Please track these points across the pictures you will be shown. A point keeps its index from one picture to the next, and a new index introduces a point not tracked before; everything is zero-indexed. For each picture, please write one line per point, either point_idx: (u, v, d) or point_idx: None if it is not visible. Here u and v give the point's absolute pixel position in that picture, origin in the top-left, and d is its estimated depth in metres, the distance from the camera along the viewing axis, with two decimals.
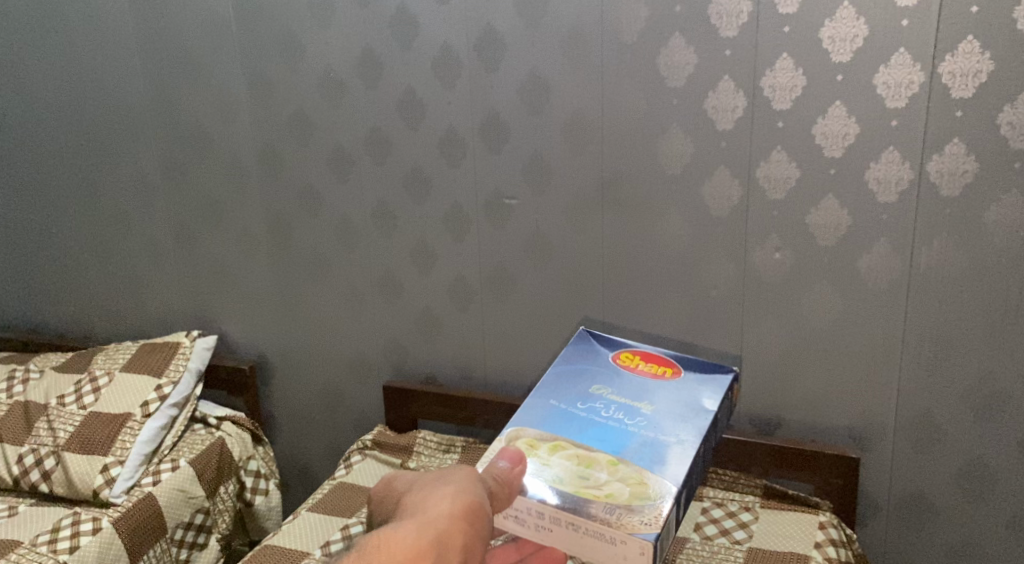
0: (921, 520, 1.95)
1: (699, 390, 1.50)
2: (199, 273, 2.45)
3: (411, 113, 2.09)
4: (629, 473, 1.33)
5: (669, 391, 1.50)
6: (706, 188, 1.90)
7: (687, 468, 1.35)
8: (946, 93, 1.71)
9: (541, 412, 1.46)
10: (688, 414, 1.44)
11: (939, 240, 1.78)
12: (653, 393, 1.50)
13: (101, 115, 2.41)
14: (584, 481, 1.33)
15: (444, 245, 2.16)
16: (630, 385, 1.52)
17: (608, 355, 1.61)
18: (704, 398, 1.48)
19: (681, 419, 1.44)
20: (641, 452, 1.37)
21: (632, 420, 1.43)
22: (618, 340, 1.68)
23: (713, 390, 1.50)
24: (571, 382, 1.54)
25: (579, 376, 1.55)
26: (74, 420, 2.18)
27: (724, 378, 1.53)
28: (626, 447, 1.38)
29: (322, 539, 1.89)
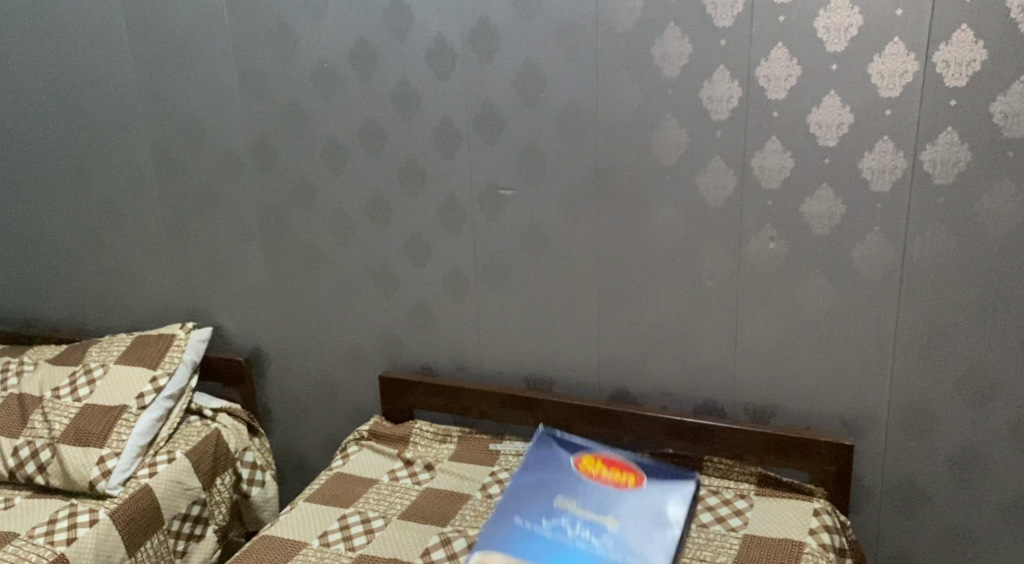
0: (914, 507, 1.97)
1: (659, 500, 1.82)
2: (193, 265, 2.44)
3: (405, 104, 2.08)
4: None
5: (631, 502, 1.81)
6: (700, 178, 1.91)
7: None
8: (940, 82, 1.71)
9: (512, 535, 1.74)
10: (652, 532, 1.74)
11: (932, 229, 1.79)
12: (616, 504, 1.80)
13: (93, 108, 2.39)
14: None
15: (439, 236, 2.16)
16: (594, 498, 1.82)
17: (571, 464, 1.93)
18: (667, 509, 1.80)
19: (645, 538, 1.73)
20: None
21: (599, 539, 1.72)
22: (578, 441, 2.02)
23: (677, 499, 1.82)
24: (538, 496, 1.84)
25: (544, 490, 1.85)
26: (69, 412, 2.17)
27: (682, 486, 1.85)
28: None
29: (320, 529, 1.90)
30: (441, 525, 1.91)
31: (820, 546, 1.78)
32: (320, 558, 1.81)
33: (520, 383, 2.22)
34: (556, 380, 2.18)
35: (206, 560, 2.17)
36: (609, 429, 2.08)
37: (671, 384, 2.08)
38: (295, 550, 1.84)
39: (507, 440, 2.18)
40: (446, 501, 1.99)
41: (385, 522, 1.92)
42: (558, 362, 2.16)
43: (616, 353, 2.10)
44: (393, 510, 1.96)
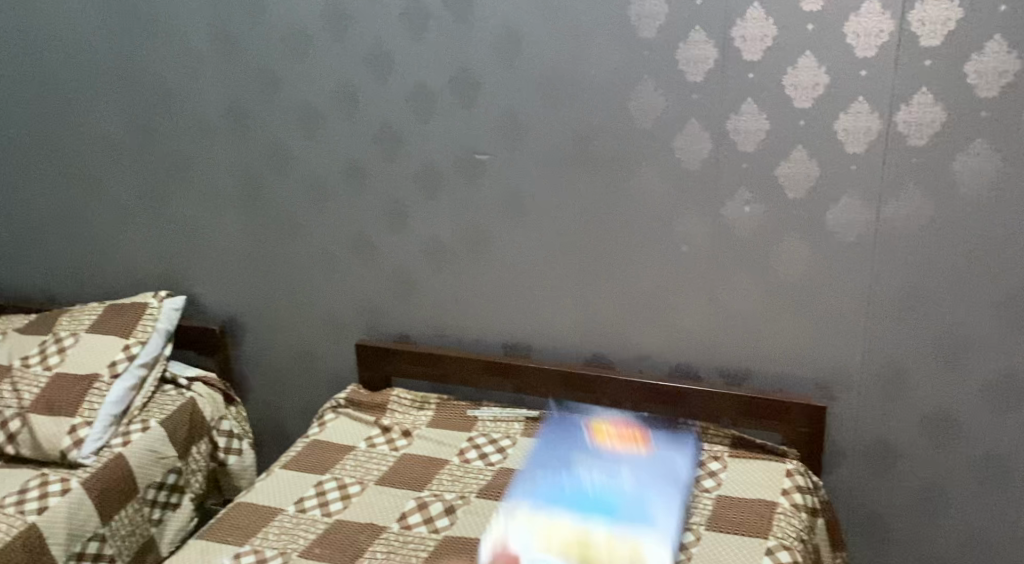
0: (886, 467, 1.99)
1: (672, 463, 1.90)
2: (165, 232, 2.41)
3: (378, 67, 2.05)
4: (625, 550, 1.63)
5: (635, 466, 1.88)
6: (677, 141, 1.89)
7: (671, 520, 1.73)
8: (916, 41, 1.70)
9: (538, 500, 1.79)
10: (658, 482, 1.83)
11: (907, 190, 1.79)
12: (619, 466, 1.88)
13: (60, 72, 2.34)
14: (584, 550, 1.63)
15: (415, 202, 2.14)
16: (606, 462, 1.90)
17: (582, 436, 2.02)
18: (674, 469, 1.88)
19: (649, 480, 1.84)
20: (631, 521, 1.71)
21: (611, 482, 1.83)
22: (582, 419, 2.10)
23: (678, 461, 1.91)
24: (562, 452, 1.96)
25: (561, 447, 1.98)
26: (40, 381, 2.15)
27: (686, 448, 1.96)
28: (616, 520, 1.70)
29: (296, 496, 1.90)
30: (418, 489, 1.91)
31: (792, 506, 1.80)
32: (296, 524, 1.81)
33: (498, 349, 2.21)
34: (533, 346, 2.17)
35: (183, 527, 2.16)
36: (586, 393, 2.08)
37: (649, 349, 2.08)
38: (270, 517, 1.83)
39: (485, 406, 2.17)
40: (423, 466, 1.99)
41: (362, 488, 1.92)
42: (536, 327, 2.16)
43: (593, 318, 2.10)
44: (370, 476, 1.96)
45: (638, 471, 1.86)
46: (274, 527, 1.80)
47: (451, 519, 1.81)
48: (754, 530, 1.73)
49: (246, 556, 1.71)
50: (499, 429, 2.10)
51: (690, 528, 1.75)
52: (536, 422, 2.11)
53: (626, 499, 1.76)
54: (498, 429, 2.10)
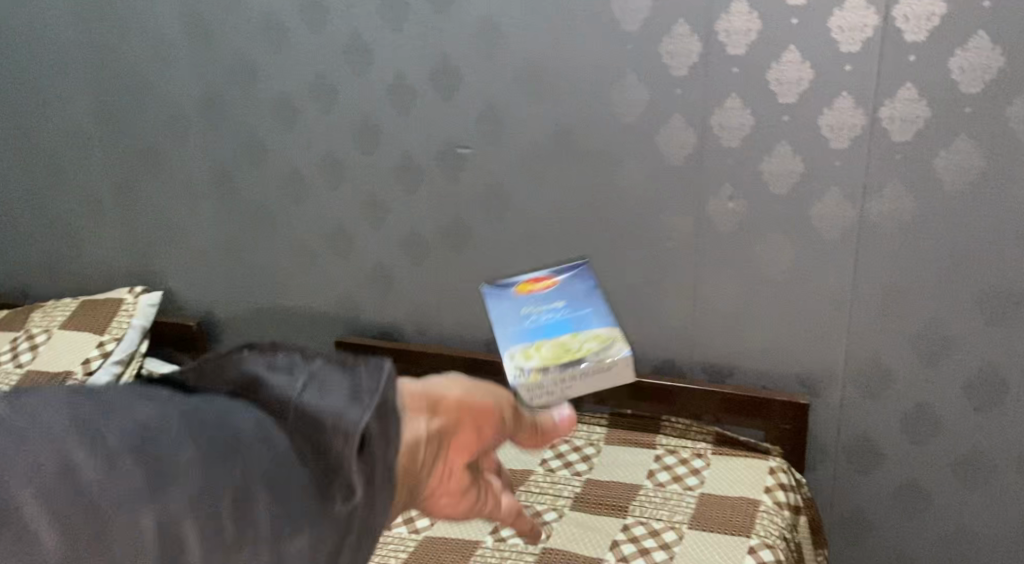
0: (868, 464, 1.98)
1: (577, 286, 1.90)
2: (141, 227, 2.37)
3: (358, 59, 2.01)
4: (595, 336, 1.71)
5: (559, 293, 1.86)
6: (661, 136, 1.88)
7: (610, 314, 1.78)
8: (900, 36, 1.69)
9: (506, 331, 1.75)
10: (580, 294, 1.86)
11: (891, 186, 1.78)
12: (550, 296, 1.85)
13: (32, 63, 2.30)
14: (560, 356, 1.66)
15: (396, 197, 2.11)
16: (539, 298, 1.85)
17: (509, 292, 1.90)
18: (575, 282, 1.90)
19: (579, 296, 1.85)
20: (581, 324, 1.75)
21: (553, 307, 1.80)
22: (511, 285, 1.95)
23: (582, 281, 1.91)
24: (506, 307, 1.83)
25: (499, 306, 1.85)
26: (11, 379, 2.11)
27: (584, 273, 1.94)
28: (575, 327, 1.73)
29: None
30: None
31: (775, 504, 1.79)
32: None
33: (480, 346, 2.19)
34: None
35: None
36: None
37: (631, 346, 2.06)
38: None
39: None
40: None
41: None
42: None
43: None
44: None
45: (565, 293, 1.86)
46: None
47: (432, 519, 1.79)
48: (736, 528, 1.72)
49: None
50: None
51: (673, 526, 1.74)
52: None
53: (582, 320, 1.78)
54: None
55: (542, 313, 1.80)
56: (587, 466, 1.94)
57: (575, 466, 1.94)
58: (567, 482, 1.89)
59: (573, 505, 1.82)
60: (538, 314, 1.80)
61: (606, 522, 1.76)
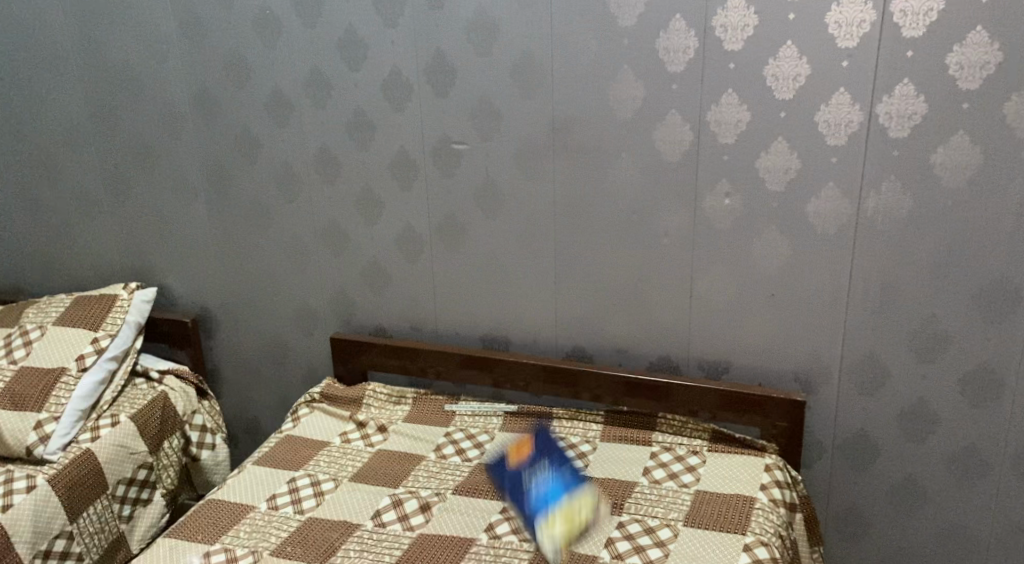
0: (864, 462, 1.98)
1: (547, 444, 1.92)
2: (135, 223, 2.36)
3: (352, 54, 2.00)
4: (588, 498, 1.78)
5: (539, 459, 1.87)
6: (656, 132, 1.87)
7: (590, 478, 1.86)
8: (897, 32, 1.68)
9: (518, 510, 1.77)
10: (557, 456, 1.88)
11: (887, 183, 1.77)
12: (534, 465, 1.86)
13: (24, 57, 2.28)
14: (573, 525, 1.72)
15: (390, 192, 2.10)
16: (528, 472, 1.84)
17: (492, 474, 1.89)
18: (544, 442, 1.92)
19: (558, 458, 1.88)
20: (575, 489, 1.79)
21: (547, 478, 1.81)
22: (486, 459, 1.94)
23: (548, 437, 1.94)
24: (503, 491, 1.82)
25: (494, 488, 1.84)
26: (5, 374, 2.10)
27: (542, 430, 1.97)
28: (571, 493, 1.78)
29: (268, 493, 1.86)
30: (392, 486, 1.88)
31: (770, 502, 1.78)
32: (267, 522, 1.78)
33: (475, 343, 2.18)
34: (510, 339, 2.15)
35: (154, 524, 2.13)
36: (565, 387, 2.05)
37: (627, 342, 2.06)
38: (241, 515, 1.80)
39: (462, 401, 2.15)
40: (398, 462, 1.96)
41: (335, 484, 1.89)
42: (513, 320, 2.13)
43: (571, 310, 2.07)
44: (344, 472, 1.93)
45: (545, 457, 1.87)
46: (245, 525, 1.77)
47: (427, 515, 1.79)
48: (731, 526, 1.71)
49: (216, 555, 1.68)
50: (476, 424, 2.08)
51: (668, 524, 1.73)
52: (515, 416, 2.08)
53: (569, 486, 1.81)
54: (476, 424, 2.08)
55: (538, 485, 1.80)
56: (583, 463, 1.93)
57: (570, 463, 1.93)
58: None
59: None
60: (535, 486, 1.80)
61: (601, 520, 1.76)
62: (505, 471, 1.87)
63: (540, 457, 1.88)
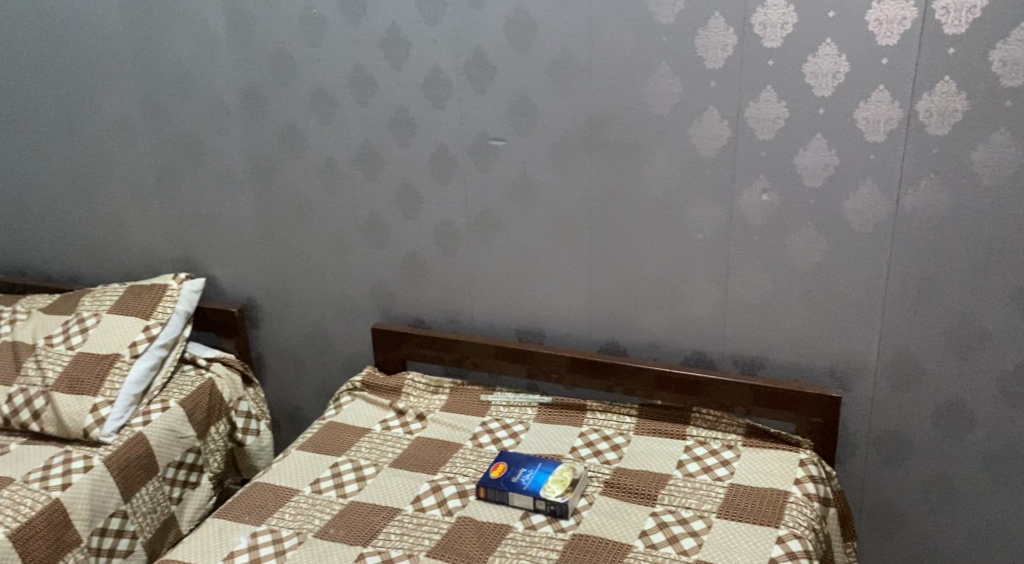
0: (898, 458, 1.98)
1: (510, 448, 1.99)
2: (184, 215, 2.43)
3: (395, 51, 2.05)
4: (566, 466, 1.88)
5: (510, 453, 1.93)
6: (694, 129, 1.88)
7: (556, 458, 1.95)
8: (939, 29, 1.68)
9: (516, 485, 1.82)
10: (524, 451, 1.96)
11: (926, 180, 1.77)
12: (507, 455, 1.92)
13: (79, 54, 2.36)
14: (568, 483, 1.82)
15: (430, 187, 2.15)
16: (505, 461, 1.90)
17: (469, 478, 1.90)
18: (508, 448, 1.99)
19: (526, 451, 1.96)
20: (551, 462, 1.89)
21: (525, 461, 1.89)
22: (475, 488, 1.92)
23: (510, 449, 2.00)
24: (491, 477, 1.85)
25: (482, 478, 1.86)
26: (63, 360, 2.19)
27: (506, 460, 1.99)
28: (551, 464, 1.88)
29: (312, 477, 1.92)
30: (430, 473, 1.93)
31: (804, 496, 1.80)
32: (311, 505, 1.84)
33: (512, 335, 2.22)
34: (547, 332, 2.18)
35: (202, 506, 2.21)
36: (600, 379, 2.08)
37: (661, 336, 2.08)
38: (286, 497, 1.86)
39: (498, 391, 2.19)
40: (436, 450, 2.01)
41: (376, 470, 1.94)
42: (549, 313, 2.16)
43: (607, 304, 2.10)
44: (384, 458, 1.99)
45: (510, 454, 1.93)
46: (290, 507, 1.83)
47: (464, 501, 1.84)
48: (765, 519, 1.73)
49: (262, 535, 1.74)
50: (512, 415, 2.12)
51: (701, 515, 1.76)
52: (549, 408, 2.12)
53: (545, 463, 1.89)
54: (512, 415, 2.12)
55: (523, 477, 1.84)
56: (617, 455, 1.96)
57: (604, 455, 1.96)
58: (598, 470, 1.91)
59: (605, 491, 1.85)
60: (521, 479, 1.83)
61: (635, 511, 1.79)
62: (496, 487, 1.82)
63: (505, 455, 1.92)
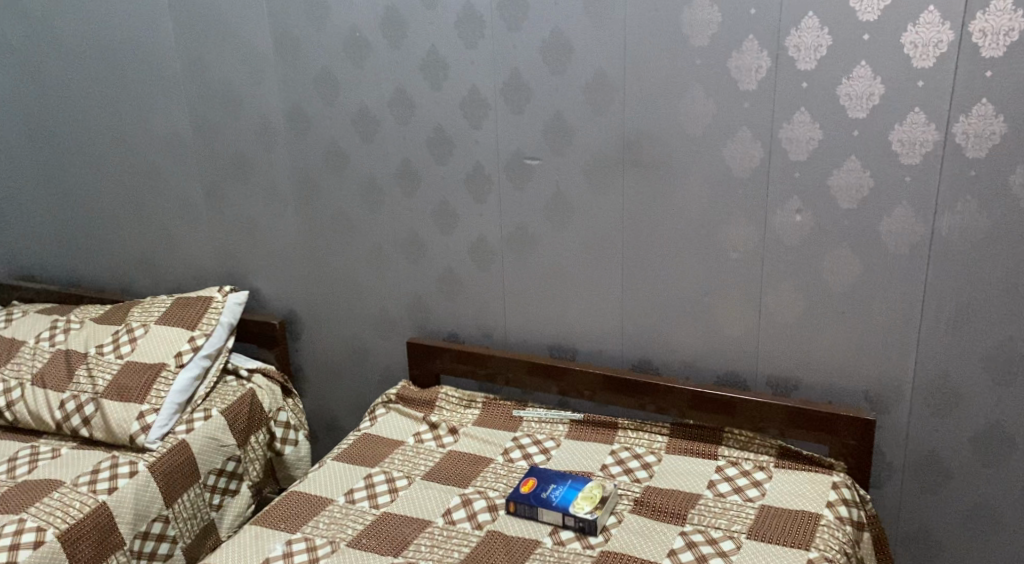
0: (936, 484, 1.96)
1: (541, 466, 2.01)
2: (231, 230, 2.51)
3: (434, 73, 2.10)
4: (596, 483, 1.89)
5: (541, 469, 1.95)
6: (728, 149, 1.90)
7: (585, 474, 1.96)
8: (976, 52, 1.68)
9: (546, 500, 1.83)
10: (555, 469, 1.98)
11: (963, 202, 1.76)
12: (538, 471, 1.94)
13: (133, 74, 2.46)
14: (597, 499, 1.83)
15: (467, 205, 2.19)
16: (536, 476, 1.92)
17: (500, 494, 1.92)
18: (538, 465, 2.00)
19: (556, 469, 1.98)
20: (581, 478, 1.91)
21: (556, 477, 1.91)
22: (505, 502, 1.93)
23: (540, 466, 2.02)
24: (521, 491, 1.87)
25: (513, 492, 1.88)
26: (112, 368, 2.27)
27: None
28: (581, 481, 1.89)
29: (346, 487, 1.97)
30: (462, 486, 1.96)
31: (837, 519, 1.79)
32: (345, 515, 1.88)
33: (546, 351, 2.25)
34: (581, 349, 2.20)
35: (241, 513, 2.27)
36: (632, 398, 2.10)
37: (694, 355, 2.09)
38: (320, 506, 1.91)
39: (530, 407, 2.21)
40: (468, 463, 2.04)
41: (409, 482, 1.98)
42: (582, 330, 2.18)
43: (639, 323, 2.11)
44: (416, 470, 2.02)
45: (540, 471, 1.95)
46: (324, 517, 1.87)
47: (494, 515, 1.86)
48: (796, 541, 1.73)
49: (297, 543, 1.79)
50: (544, 430, 2.14)
51: (731, 535, 1.75)
52: (580, 424, 2.14)
53: (574, 478, 1.91)
54: (543, 430, 2.14)
55: (553, 492, 1.85)
56: (648, 473, 1.96)
57: (635, 473, 1.96)
58: (627, 488, 1.92)
59: (634, 509, 1.86)
60: (550, 495, 1.85)
61: (663, 530, 1.79)
62: (525, 502, 1.84)
63: (535, 471, 1.94)
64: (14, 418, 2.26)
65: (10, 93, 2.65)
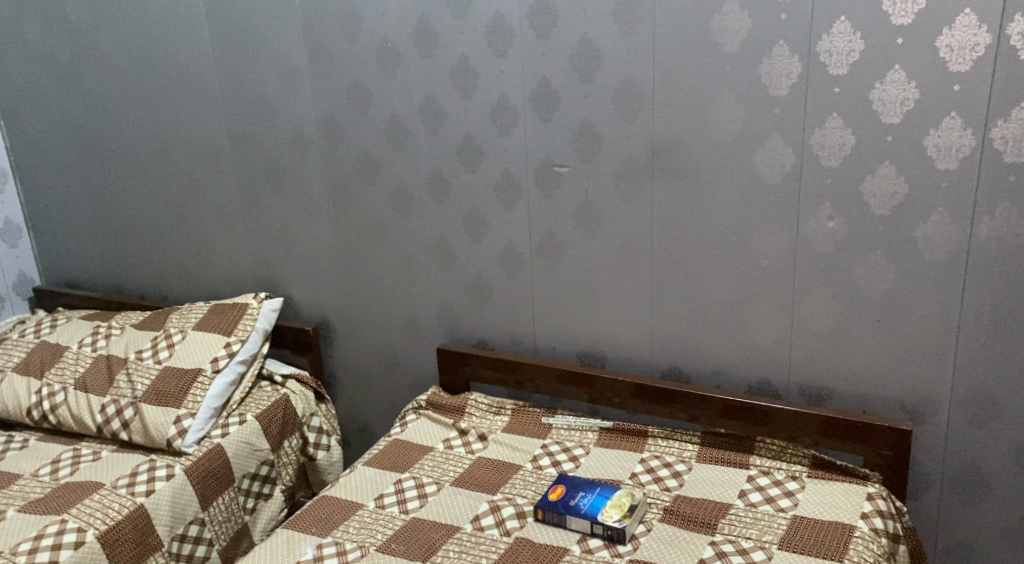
0: (975, 497, 1.91)
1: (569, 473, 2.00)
2: (267, 238, 2.55)
3: (465, 82, 2.12)
4: (624, 490, 1.88)
5: (568, 476, 1.95)
6: (758, 156, 1.88)
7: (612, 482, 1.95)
8: (1014, 55, 1.65)
9: (574, 507, 1.83)
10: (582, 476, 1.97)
11: (1001, 209, 1.73)
12: (566, 478, 1.94)
13: (173, 87, 2.51)
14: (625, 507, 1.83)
15: (496, 213, 2.20)
16: (564, 483, 1.92)
17: (527, 502, 1.92)
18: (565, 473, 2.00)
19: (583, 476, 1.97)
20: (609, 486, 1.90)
21: (584, 484, 1.90)
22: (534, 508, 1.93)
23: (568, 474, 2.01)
24: (550, 499, 1.87)
25: (541, 500, 1.88)
26: (151, 373, 2.32)
27: None
28: (609, 488, 1.89)
29: (376, 492, 1.98)
30: (491, 492, 1.96)
31: (871, 531, 1.75)
32: (374, 520, 1.89)
33: (576, 359, 2.24)
34: (611, 357, 2.20)
35: (274, 517, 2.31)
36: (662, 406, 2.08)
37: (725, 363, 2.07)
38: (351, 511, 1.92)
39: (560, 415, 2.21)
40: (497, 469, 2.04)
41: (438, 488, 1.99)
42: (612, 338, 2.18)
43: (670, 330, 2.10)
44: (446, 476, 2.03)
45: (568, 478, 1.94)
46: (354, 522, 1.89)
47: (522, 522, 1.86)
48: (828, 553, 1.70)
49: (327, 547, 1.80)
50: (573, 438, 2.14)
51: (762, 546, 1.73)
52: (610, 432, 2.13)
53: (601, 485, 1.90)
54: (572, 438, 2.14)
55: (581, 500, 1.85)
56: (678, 482, 1.95)
57: (665, 481, 1.95)
58: (657, 496, 1.91)
59: (663, 518, 1.84)
60: (579, 502, 1.84)
61: (693, 540, 1.77)
62: (553, 509, 1.83)
63: (563, 477, 1.94)
64: (58, 421, 2.32)
65: (56, 106, 2.73)
